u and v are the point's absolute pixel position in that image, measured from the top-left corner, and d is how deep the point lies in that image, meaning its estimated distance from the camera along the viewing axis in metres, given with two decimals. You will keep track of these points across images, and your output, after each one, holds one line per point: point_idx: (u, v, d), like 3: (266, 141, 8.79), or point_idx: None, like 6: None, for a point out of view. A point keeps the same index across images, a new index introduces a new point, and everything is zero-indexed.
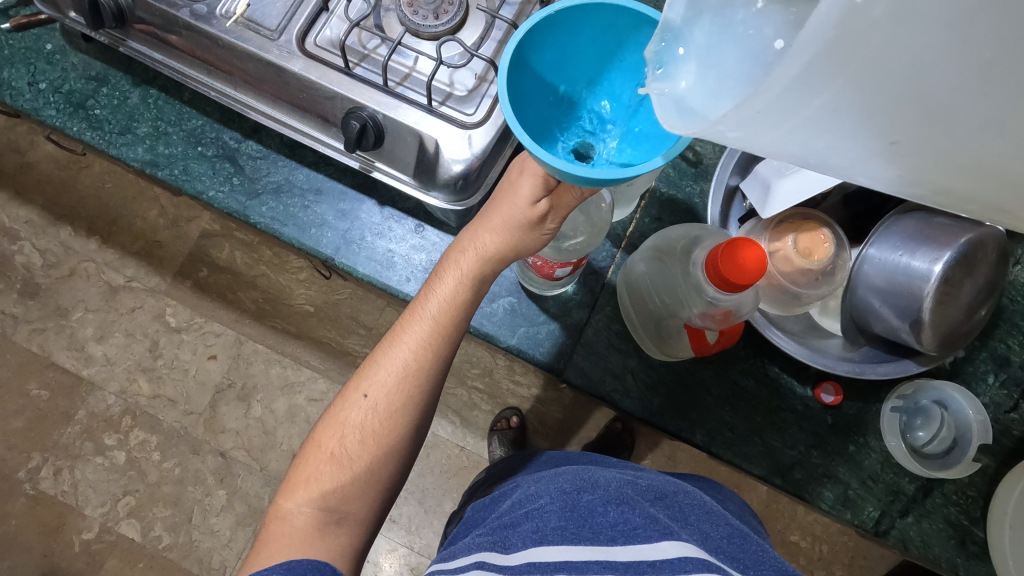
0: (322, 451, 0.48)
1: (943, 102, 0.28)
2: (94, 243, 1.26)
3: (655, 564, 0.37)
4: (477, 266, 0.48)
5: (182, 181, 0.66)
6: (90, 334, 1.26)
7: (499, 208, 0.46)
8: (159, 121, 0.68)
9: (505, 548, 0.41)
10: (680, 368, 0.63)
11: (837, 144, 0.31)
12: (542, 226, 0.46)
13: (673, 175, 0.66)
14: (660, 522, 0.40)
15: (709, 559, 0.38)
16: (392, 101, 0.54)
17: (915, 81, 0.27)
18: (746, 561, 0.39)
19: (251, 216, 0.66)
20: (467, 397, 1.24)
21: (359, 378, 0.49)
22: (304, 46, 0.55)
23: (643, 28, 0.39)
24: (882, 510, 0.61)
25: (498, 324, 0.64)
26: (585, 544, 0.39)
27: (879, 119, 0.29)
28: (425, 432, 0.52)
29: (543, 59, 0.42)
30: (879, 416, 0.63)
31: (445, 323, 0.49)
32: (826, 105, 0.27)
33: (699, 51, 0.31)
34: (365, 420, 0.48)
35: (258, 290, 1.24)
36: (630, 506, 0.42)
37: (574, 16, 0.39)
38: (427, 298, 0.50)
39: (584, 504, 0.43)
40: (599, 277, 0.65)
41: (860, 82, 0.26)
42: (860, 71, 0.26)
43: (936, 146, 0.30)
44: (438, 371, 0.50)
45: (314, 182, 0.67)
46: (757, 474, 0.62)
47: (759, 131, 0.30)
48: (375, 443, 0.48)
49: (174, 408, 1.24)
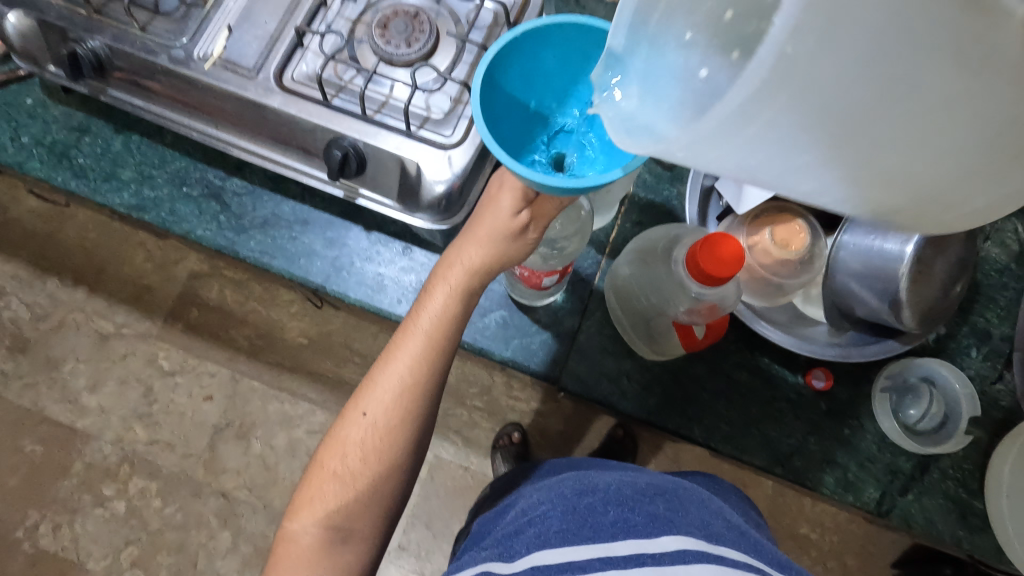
0: (324, 471, 0.49)
1: (875, 139, 0.29)
2: (82, 292, 1.25)
3: (655, 555, 0.37)
4: (465, 280, 0.48)
5: (169, 222, 0.67)
6: (83, 385, 1.25)
7: (483, 222, 0.47)
8: (142, 165, 0.69)
9: (508, 556, 0.41)
10: (673, 367, 0.65)
11: (775, 170, 0.32)
12: (525, 235, 0.47)
13: (650, 180, 0.68)
14: (659, 518, 0.41)
15: (707, 548, 0.39)
16: (371, 128, 0.56)
17: (844, 119, 0.29)
18: (744, 548, 0.41)
19: (239, 251, 0.67)
20: (468, 416, 1.25)
21: (357, 398, 0.49)
22: (282, 82, 0.58)
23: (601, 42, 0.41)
24: (883, 490, 0.62)
25: (491, 338, 0.65)
26: (586, 543, 0.39)
27: (810, 142, 0.29)
28: (426, 448, 0.52)
29: (510, 78, 0.43)
30: (870, 398, 0.64)
31: (437, 337, 0.49)
32: (762, 134, 0.29)
33: (640, 78, 0.33)
34: (364, 439, 0.48)
35: (250, 326, 1.24)
36: (629, 504, 0.42)
37: (537, 36, 0.41)
38: (417, 314, 0.50)
39: (584, 505, 0.43)
40: (586, 284, 0.66)
41: (789, 118, 0.28)
42: (793, 106, 0.28)
43: (862, 180, 0.32)
44: (435, 385, 0.50)
45: (301, 214, 0.69)
46: (758, 465, 0.63)
47: (703, 153, 0.31)
48: (377, 461, 0.48)
49: (172, 453, 1.23)
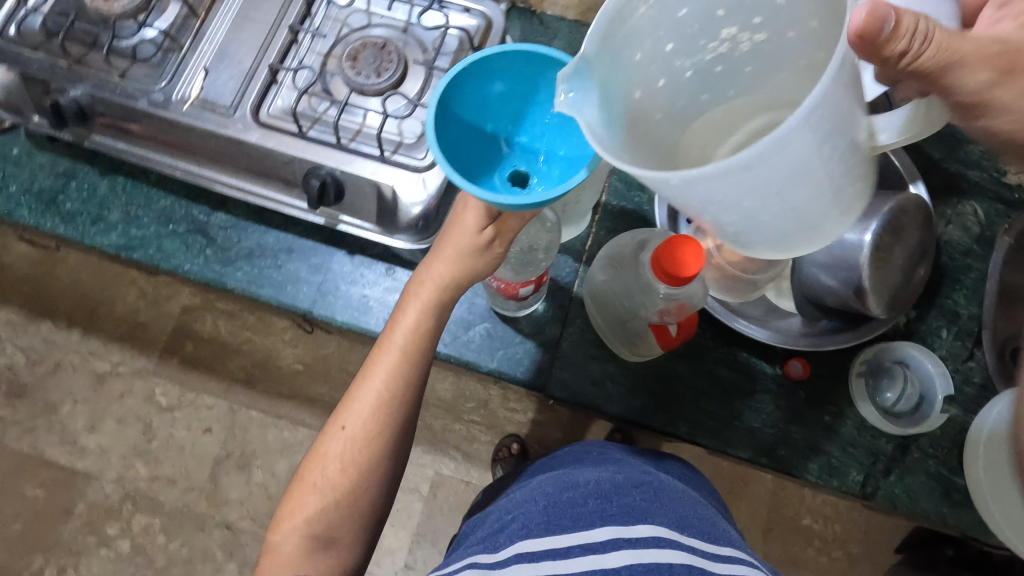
0: (305, 483, 0.50)
1: (762, 220, 0.37)
2: (77, 334, 1.27)
3: (631, 539, 0.39)
4: (435, 295, 0.50)
5: (157, 259, 0.70)
6: (82, 426, 1.26)
7: (449, 238, 0.49)
8: (128, 206, 0.71)
9: (493, 548, 0.43)
10: (656, 367, 0.66)
11: (688, 214, 0.37)
12: (491, 248, 0.49)
13: (621, 188, 0.71)
14: (635, 507, 0.43)
15: (676, 537, 0.41)
16: (347, 156, 0.59)
17: (761, 202, 0.35)
18: (712, 535, 0.43)
19: (227, 283, 0.69)
20: (466, 430, 1.26)
21: (337, 413, 0.51)
22: (259, 118, 0.61)
23: (547, 69, 0.44)
24: (867, 473, 0.64)
25: (477, 350, 0.67)
26: (567, 531, 0.41)
27: (733, 209, 0.36)
28: (406, 459, 0.53)
29: (464, 104, 0.46)
30: (848, 385, 0.66)
31: (411, 352, 0.51)
32: (712, 198, 0.34)
33: (602, 87, 0.37)
34: (343, 452, 0.50)
35: (246, 356, 1.25)
36: (608, 496, 0.44)
37: (484, 66, 0.44)
38: (392, 331, 0.52)
39: (565, 498, 0.45)
40: (566, 292, 0.68)
41: (738, 192, 0.34)
42: (747, 184, 0.33)
43: (726, 239, 0.40)
44: (410, 398, 0.51)
45: (284, 242, 0.70)
46: (744, 457, 0.64)
47: (662, 189, 0.34)
48: (355, 472, 0.50)
49: (174, 488, 1.24)
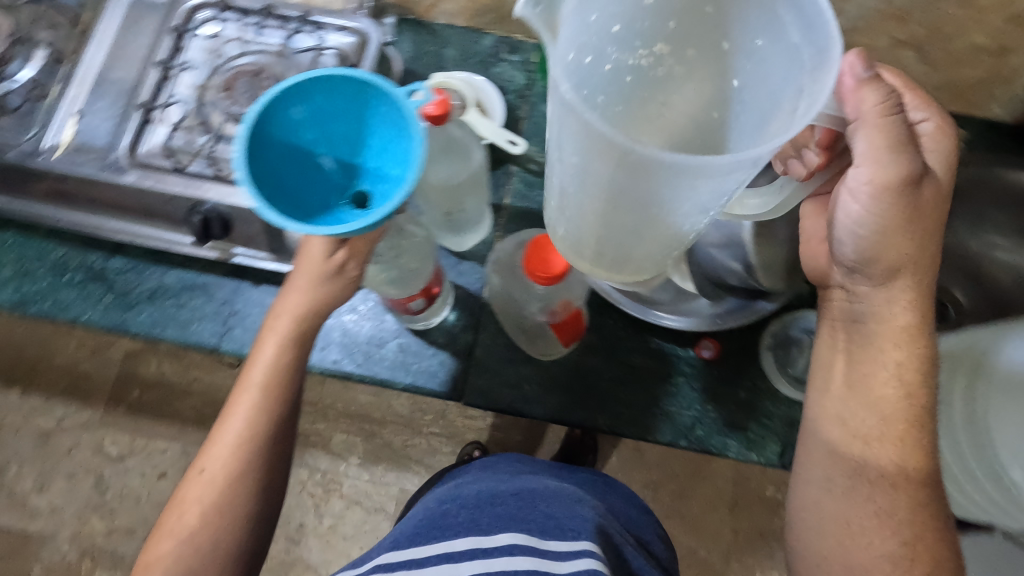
0: (162, 531, 0.48)
1: (692, 212, 0.39)
2: (17, 392, 1.23)
3: (486, 549, 0.44)
4: (292, 327, 0.49)
5: (55, 312, 0.67)
6: (30, 486, 1.22)
7: (301, 268, 0.49)
8: (21, 259, 0.69)
9: (368, 558, 0.48)
10: (571, 363, 0.67)
11: (635, 194, 0.37)
12: (344, 271, 0.48)
13: (522, 189, 0.72)
14: (502, 517, 0.47)
15: (534, 541, 0.45)
16: (228, 188, 0.59)
17: (706, 194, 0.37)
18: (577, 532, 0.47)
19: (130, 328, 0.67)
20: (427, 444, 1.24)
21: (199, 454, 0.49)
22: (135, 158, 0.60)
23: (361, 90, 0.43)
24: (785, 443, 0.64)
25: (391, 367, 0.66)
26: (431, 543, 0.46)
27: (689, 198, 0.36)
28: (280, 496, 0.52)
29: (289, 131, 0.43)
30: (758, 359, 0.67)
31: (272, 385, 0.49)
32: (681, 185, 0.35)
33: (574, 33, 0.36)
34: (202, 496, 0.47)
35: (196, 396, 1.23)
36: (481, 507, 0.49)
37: (303, 90, 0.42)
38: (251, 367, 0.50)
39: (444, 512, 0.50)
40: (476, 299, 0.69)
41: (702, 184, 0.35)
42: (713, 180, 0.34)
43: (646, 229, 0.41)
44: (276, 432, 0.50)
45: (187, 280, 0.69)
46: (665, 442, 0.65)
47: (642, 166, 0.34)
48: (216, 516, 0.47)
49: (132, 538, 1.20)
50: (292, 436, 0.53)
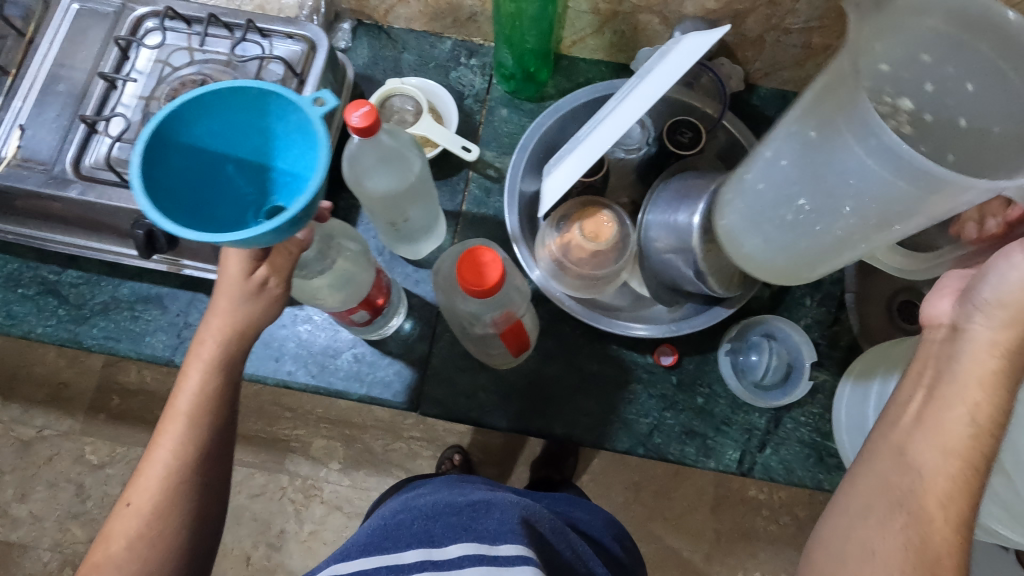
0: (89, 565, 0.47)
1: (894, 229, 0.44)
2: None
3: (436, 562, 0.45)
4: (218, 352, 0.49)
5: (8, 326, 0.67)
6: (11, 496, 1.22)
7: (221, 292, 0.48)
8: None
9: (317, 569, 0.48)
10: (527, 371, 0.66)
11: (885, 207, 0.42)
12: (267, 288, 0.48)
13: (480, 195, 0.71)
14: (454, 525, 0.47)
15: (485, 547, 0.45)
16: None
17: (916, 216, 0.42)
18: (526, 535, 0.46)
19: (84, 341, 0.67)
20: (408, 447, 1.23)
21: (126, 487, 0.49)
22: (79, 171, 0.59)
23: (265, 100, 0.43)
24: (743, 450, 0.64)
25: (345, 378, 0.65)
26: (382, 553, 0.46)
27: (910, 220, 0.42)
28: (215, 523, 0.51)
29: (192, 143, 0.43)
30: (716, 364, 0.66)
31: (198, 413, 0.49)
32: (930, 204, 0.40)
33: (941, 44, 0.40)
34: (128, 529, 0.47)
35: None
36: (431, 516, 0.49)
37: (204, 102, 0.42)
38: (175, 396, 0.49)
39: (394, 521, 0.50)
40: (432, 307, 0.68)
41: (944, 206, 0.40)
42: (944, 208, 0.40)
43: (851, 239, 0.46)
44: (205, 459, 0.49)
45: (141, 292, 0.68)
46: (621, 450, 0.64)
47: (929, 186, 0.38)
48: (145, 547, 0.47)
49: None
50: (228, 459, 0.52)
